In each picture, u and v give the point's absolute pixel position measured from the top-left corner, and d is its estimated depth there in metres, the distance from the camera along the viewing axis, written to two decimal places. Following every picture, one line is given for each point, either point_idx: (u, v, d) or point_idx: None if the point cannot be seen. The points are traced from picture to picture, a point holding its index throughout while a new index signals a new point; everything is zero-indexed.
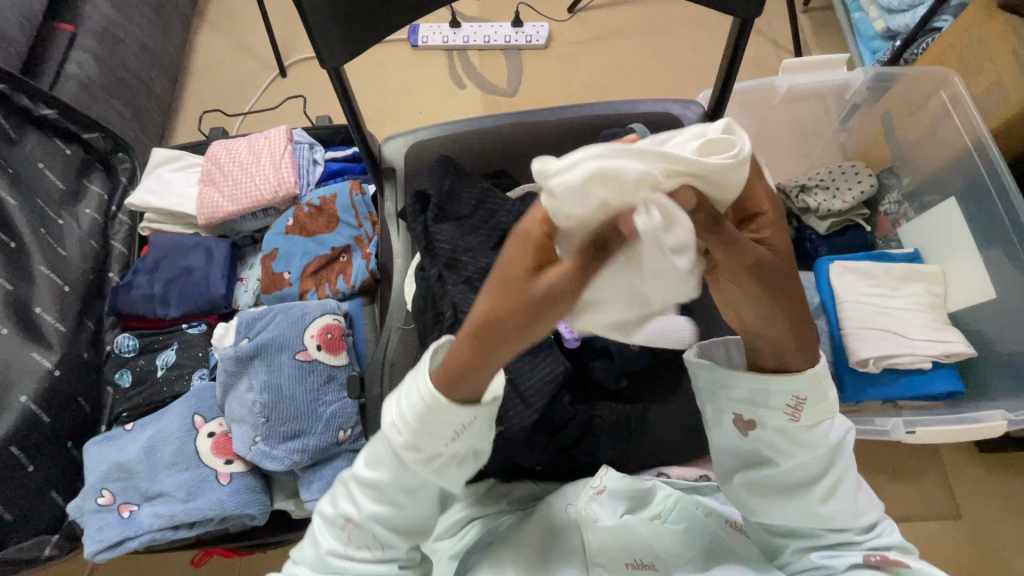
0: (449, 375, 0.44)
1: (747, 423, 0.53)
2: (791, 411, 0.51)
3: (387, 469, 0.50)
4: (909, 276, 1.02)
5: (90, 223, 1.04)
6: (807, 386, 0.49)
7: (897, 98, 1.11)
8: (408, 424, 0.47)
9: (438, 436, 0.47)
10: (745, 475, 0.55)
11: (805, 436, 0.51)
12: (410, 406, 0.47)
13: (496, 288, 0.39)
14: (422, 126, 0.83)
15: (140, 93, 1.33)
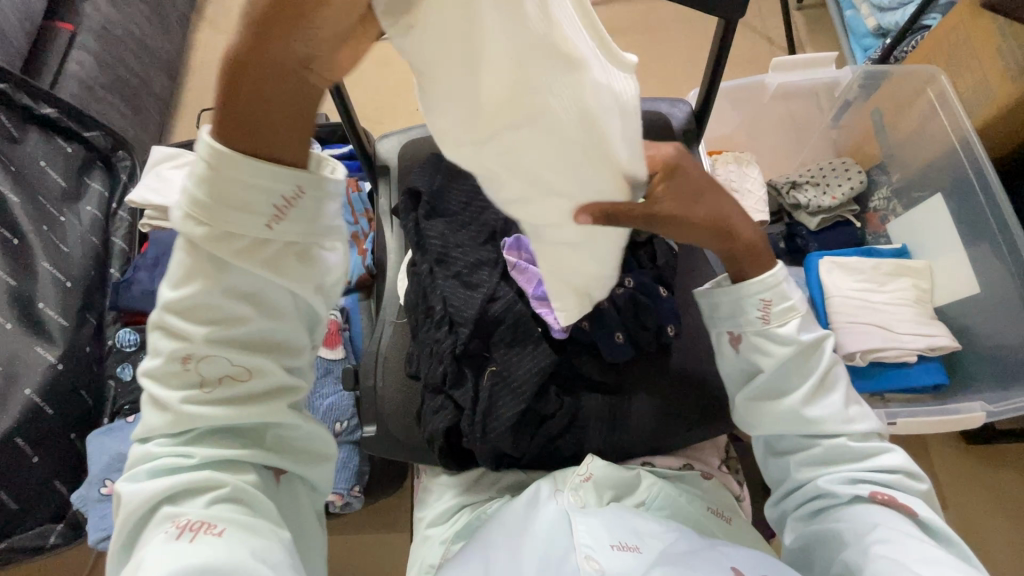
0: (225, 113, 0.41)
1: (736, 338, 0.61)
2: (762, 313, 0.59)
3: (204, 283, 0.46)
4: (896, 271, 1.04)
5: (91, 220, 1.06)
6: (771, 287, 0.58)
7: (885, 95, 1.12)
8: (201, 204, 0.43)
9: (248, 208, 0.43)
10: (745, 390, 0.61)
11: (776, 336, 0.58)
12: (202, 185, 0.43)
13: None
14: (415, 126, 0.85)
15: (139, 93, 1.34)
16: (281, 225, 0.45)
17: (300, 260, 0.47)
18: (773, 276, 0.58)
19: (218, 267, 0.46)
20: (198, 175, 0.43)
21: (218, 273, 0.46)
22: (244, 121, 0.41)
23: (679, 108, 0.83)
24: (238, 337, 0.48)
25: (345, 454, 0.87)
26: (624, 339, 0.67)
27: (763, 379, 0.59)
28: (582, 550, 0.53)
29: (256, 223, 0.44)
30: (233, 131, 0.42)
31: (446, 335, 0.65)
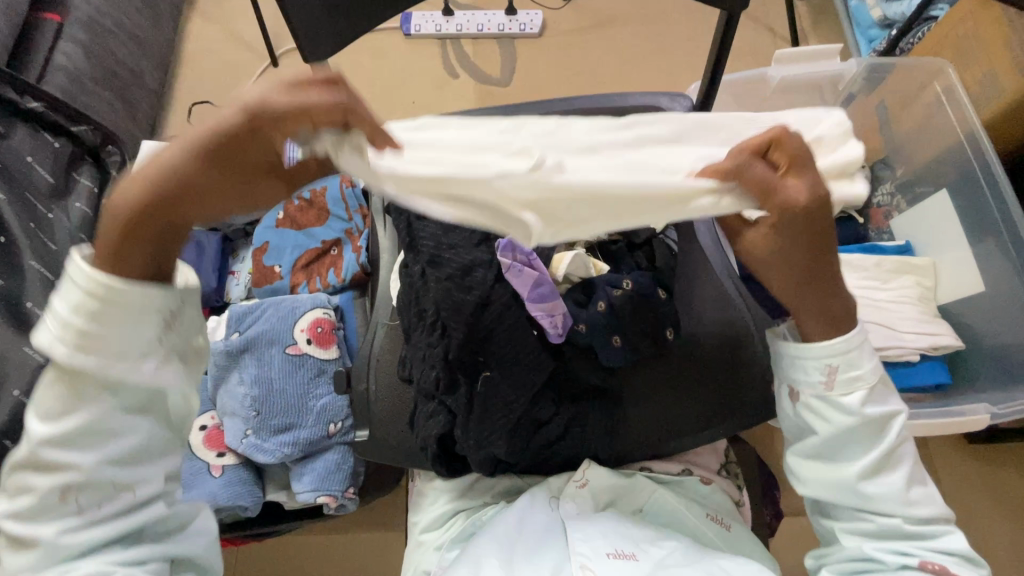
0: (112, 254, 0.44)
1: (794, 394, 0.59)
2: (826, 378, 0.56)
3: (83, 406, 0.46)
4: (900, 268, 1.02)
5: (81, 217, 1.03)
6: (839, 355, 0.55)
7: (890, 88, 1.11)
8: (79, 330, 0.44)
9: (134, 330, 0.46)
10: (800, 449, 0.60)
11: (841, 407, 0.56)
12: (79, 312, 0.44)
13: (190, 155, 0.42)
14: (409, 121, 0.83)
15: (129, 85, 1.32)
16: (169, 333, 0.48)
17: (184, 360, 0.51)
18: (848, 341, 0.55)
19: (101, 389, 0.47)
20: (75, 303, 0.44)
21: (98, 391, 0.47)
22: (128, 256, 0.44)
23: (680, 102, 0.81)
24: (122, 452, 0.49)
25: (338, 456, 0.86)
26: (619, 344, 0.64)
27: (817, 443, 0.57)
28: (578, 558, 0.55)
29: (140, 344, 0.46)
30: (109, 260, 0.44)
31: (439, 340, 0.64)
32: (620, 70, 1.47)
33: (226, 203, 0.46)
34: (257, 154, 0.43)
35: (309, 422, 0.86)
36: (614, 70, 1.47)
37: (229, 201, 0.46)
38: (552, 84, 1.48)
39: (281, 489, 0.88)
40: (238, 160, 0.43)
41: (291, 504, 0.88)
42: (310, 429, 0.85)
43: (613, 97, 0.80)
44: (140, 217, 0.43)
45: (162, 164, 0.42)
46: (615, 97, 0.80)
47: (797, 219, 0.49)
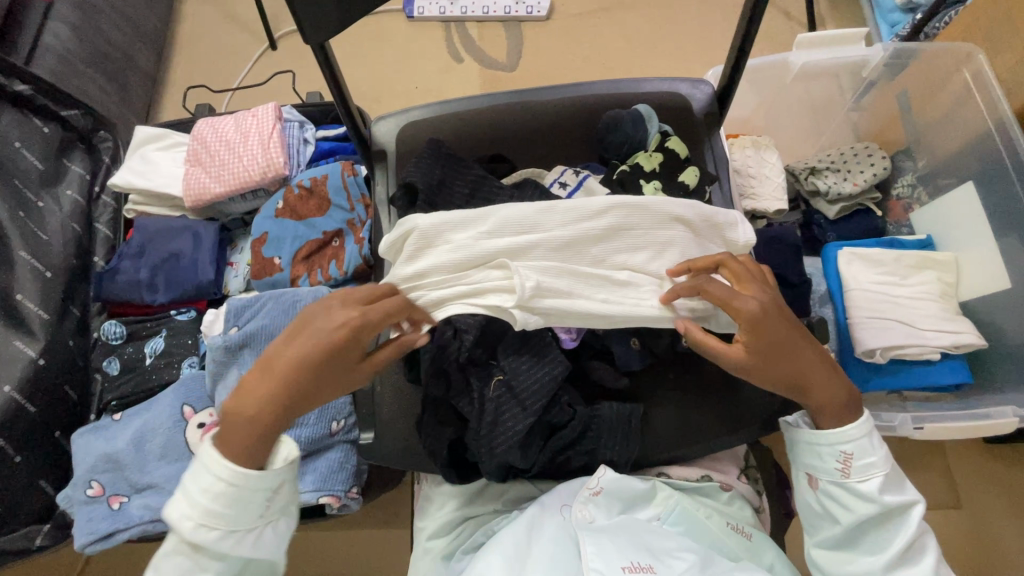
0: (244, 447, 0.55)
1: (814, 482, 0.60)
2: (842, 466, 0.58)
3: (199, 568, 0.55)
4: (921, 264, 0.98)
5: (72, 206, 1.00)
6: (853, 441, 0.57)
7: (914, 75, 1.07)
8: (212, 511, 0.53)
9: (252, 506, 0.55)
10: (820, 540, 0.60)
11: (857, 494, 0.57)
12: (210, 497, 0.53)
13: (301, 349, 0.55)
14: (416, 105, 0.79)
15: (122, 69, 1.27)
16: (272, 511, 0.56)
17: (284, 531, 0.58)
18: (858, 428, 0.58)
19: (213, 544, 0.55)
20: (209, 491, 0.54)
21: (206, 559, 0.55)
22: (256, 450, 0.55)
23: (701, 88, 0.77)
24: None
25: (341, 454, 0.84)
26: (637, 347, 0.62)
27: (839, 533, 0.58)
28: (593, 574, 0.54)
29: (252, 518, 0.55)
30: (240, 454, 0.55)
31: (450, 337, 0.59)
32: (630, 55, 1.42)
33: (325, 395, 0.56)
34: (358, 345, 0.55)
35: (310, 421, 0.83)
36: (624, 55, 1.42)
37: (324, 392, 0.56)
38: (559, 70, 1.43)
39: None
40: (339, 351, 0.55)
41: None
42: (311, 427, 0.82)
43: (630, 83, 0.76)
44: (263, 414, 0.55)
45: (281, 365, 0.55)
46: (632, 82, 0.76)
47: (757, 324, 0.55)
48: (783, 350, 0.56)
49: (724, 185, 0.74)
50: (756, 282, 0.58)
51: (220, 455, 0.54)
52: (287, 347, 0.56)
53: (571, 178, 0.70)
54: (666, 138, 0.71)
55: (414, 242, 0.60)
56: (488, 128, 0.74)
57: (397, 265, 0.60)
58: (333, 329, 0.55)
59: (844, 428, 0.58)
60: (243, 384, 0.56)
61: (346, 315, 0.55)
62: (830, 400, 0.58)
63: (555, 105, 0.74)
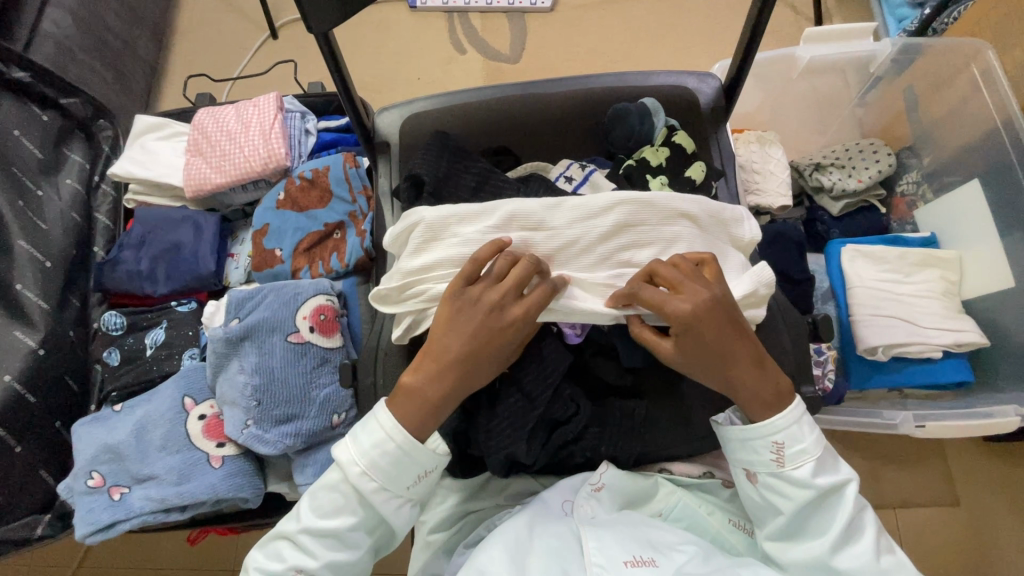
0: (422, 423, 0.56)
1: (751, 475, 0.58)
2: (775, 455, 0.56)
3: (347, 512, 0.56)
4: (924, 261, 0.98)
5: (72, 194, 0.99)
6: (784, 431, 0.55)
7: (922, 70, 1.06)
8: (378, 467, 0.55)
9: (405, 474, 0.56)
10: (767, 533, 0.57)
11: (794, 481, 0.55)
12: (377, 450, 0.55)
13: (471, 330, 0.55)
14: (418, 97, 0.78)
15: (121, 57, 1.26)
16: (418, 485, 0.57)
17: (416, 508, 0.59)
18: (786, 418, 0.56)
19: (366, 503, 0.56)
20: (381, 447, 0.55)
21: (357, 507, 0.56)
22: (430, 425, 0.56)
23: (708, 82, 0.76)
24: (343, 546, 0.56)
25: None
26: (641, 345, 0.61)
27: (783, 523, 0.55)
28: (595, 569, 0.52)
29: (401, 486, 0.56)
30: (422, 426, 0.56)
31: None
32: (634, 48, 1.40)
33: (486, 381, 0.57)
34: (523, 332, 0.56)
35: (312, 413, 0.83)
36: (628, 48, 1.41)
37: (485, 378, 0.56)
38: (563, 62, 1.41)
39: (283, 481, 0.86)
40: (505, 339, 0.55)
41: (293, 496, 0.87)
42: (313, 420, 0.82)
43: (636, 76, 0.75)
44: (430, 401, 0.55)
45: (446, 354, 0.55)
46: (638, 76, 0.75)
47: (687, 325, 0.53)
48: (716, 346, 0.54)
49: (730, 181, 0.73)
50: (696, 282, 0.55)
51: (401, 425, 0.55)
52: (453, 338, 0.55)
53: (577, 172, 0.70)
54: (672, 132, 0.71)
55: (421, 234, 0.59)
56: (493, 121, 0.73)
57: (404, 257, 0.60)
58: (498, 316, 0.55)
59: (774, 423, 0.56)
60: (417, 359, 0.57)
61: (516, 303, 0.56)
62: (759, 397, 0.56)
63: (560, 97, 0.73)
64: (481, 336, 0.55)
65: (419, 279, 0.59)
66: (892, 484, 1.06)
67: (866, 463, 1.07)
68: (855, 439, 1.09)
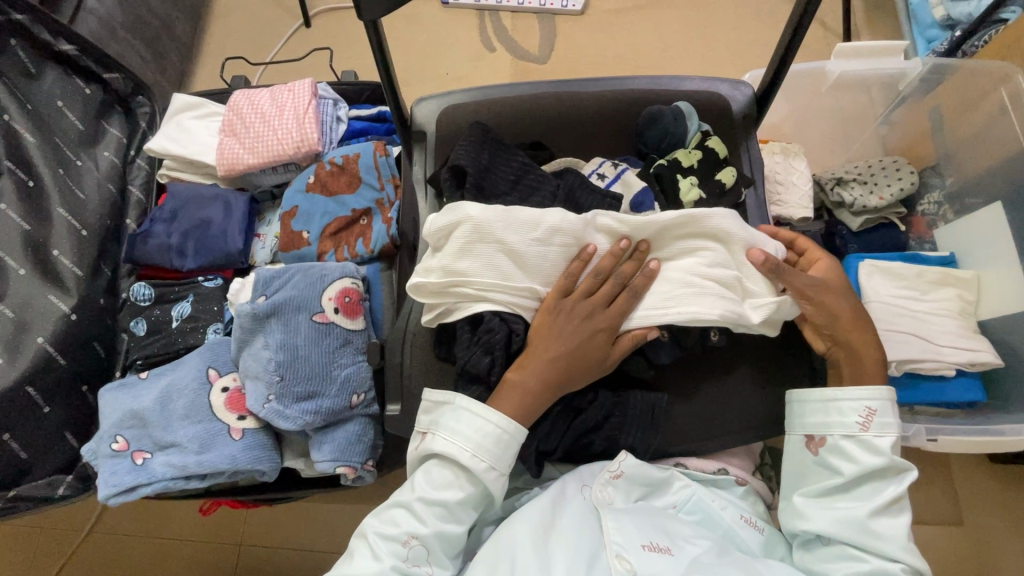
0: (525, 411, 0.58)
1: (818, 441, 0.60)
2: (862, 421, 0.58)
3: (456, 485, 0.58)
4: (942, 280, 0.99)
5: (109, 166, 1.02)
6: (881, 399, 0.58)
7: (950, 92, 1.07)
8: (485, 447, 0.57)
9: (509, 454, 0.58)
10: (806, 489, 0.60)
11: (871, 448, 0.57)
12: (484, 434, 0.57)
13: (569, 329, 0.60)
14: (456, 89, 0.80)
15: (160, 36, 1.29)
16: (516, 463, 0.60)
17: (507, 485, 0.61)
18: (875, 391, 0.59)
19: (473, 478, 0.58)
20: (483, 428, 0.58)
21: (466, 481, 0.58)
22: (530, 417, 0.59)
23: (741, 90, 0.77)
24: (450, 519, 0.58)
25: (360, 427, 0.85)
26: (667, 339, 0.62)
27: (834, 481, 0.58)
28: (613, 548, 0.56)
29: (504, 464, 0.58)
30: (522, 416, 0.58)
31: (499, 326, 0.60)
32: (662, 55, 1.42)
33: (577, 384, 0.60)
34: (613, 339, 0.60)
35: (332, 392, 0.84)
36: (656, 54, 1.42)
37: (583, 383, 0.60)
38: (590, 65, 1.43)
39: (299, 457, 0.88)
40: (597, 348, 0.60)
41: (308, 472, 0.88)
42: (333, 399, 0.84)
43: (670, 80, 0.76)
44: (534, 396, 0.58)
45: (546, 353, 0.59)
46: (672, 80, 0.77)
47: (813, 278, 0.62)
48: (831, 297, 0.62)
49: (759, 189, 0.74)
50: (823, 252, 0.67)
51: (498, 412, 0.58)
52: (557, 335, 0.59)
53: (610, 170, 0.71)
54: (706, 137, 0.72)
55: (465, 235, 0.60)
56: (529, 116, 0.75)
57: (447, 253, 0.60)
58: (593, 325, 0.60)
59: (872, 388, 0.59)
60: (519, 356, 0.61)
61: (606, 314, 0.60)
62: (869, 351, 0.61)
63: (595, 97, 0.75)
64: (582, 339, 0.59)
65: (460, 280, 0.60)
66: None
67: None
68: None
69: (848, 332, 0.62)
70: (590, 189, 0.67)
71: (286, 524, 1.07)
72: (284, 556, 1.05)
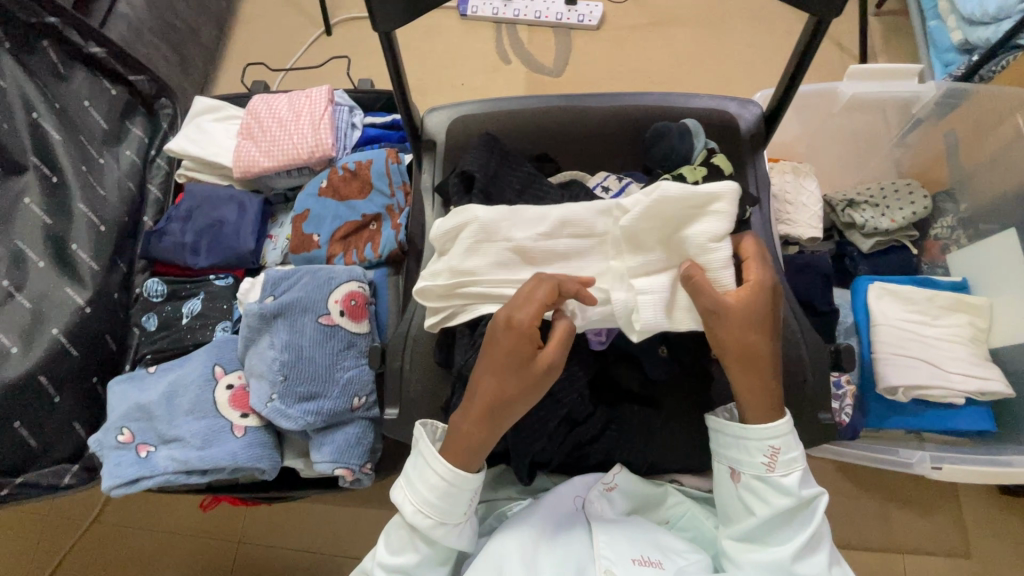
0: (470, 450, 0.57)
1: (734, 475, 0.59)
2: (768, 460, 0.57)
3: (412, 547, 0.59)
4: (953, 306, 0.97)
5: (129, 165, 1.05)
6: (784, 437, 0.57)
7: (965, 117, 1.06)
8: (432, 504, 0.57)
9: (458, 503, 0.58)
10: (732, 531, 0.59)
11: (779, 487, 0.56)
12: (430, 487, 0.57)
13: (486, 361, 0.56)
14: (468, 100, 0.81)
15: (185, 42, 1.33)
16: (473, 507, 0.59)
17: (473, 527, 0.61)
18: (785, 426, 0.57)
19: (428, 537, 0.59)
20: (427, 486, 0.58)
21: (421, 539, 0.59)
22: (479, 450, 0.57)
23: (750, 109, 0.77)
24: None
25: (360, 430, 0.86)
26: (665, 354, 0.65)
27: (753, 524, 0.57)
28: (602, 562, 0.56)
29: (457, 514, 0.58)
30: (467, 454, 0.57)
31: None
32: (676, 71, 1.43)
33: (523, 408, 0.56)
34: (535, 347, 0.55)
35: (333, 394, 0.85)
36: (670, 71, 1.43)
37: (522, 400, 0.55)
38: (603, 80, 1.44)
39: (299, 457, 0.89)
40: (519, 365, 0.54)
41: (307, 472, 0.89)
42: (334, 401, 0.85)
43: (680, 97, 0.77)
44: (472, 445, 0.56)
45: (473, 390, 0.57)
46: (682, 97, 0.77)
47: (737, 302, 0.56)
48: (755, 319, 0.56)
49: (764, 208, 0.75)
50: (769, 265, 0.60)
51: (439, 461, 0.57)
52: (478, 371, 0.56)
53: (615, 183, 0.72)
54: (712, 154, 0.73)
55: (473, 234, 0.62)
56: (537, 128, 0.76)
57: (454, 254, 0.63)
58: (511, 340, 0.54)
59: (775, 424, 0.57)
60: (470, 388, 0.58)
61: (519, 329, 0.54)
62: (753, 385, 0.57)
63: (603, 111, 0.76)
64: (501, 368, 0.55)
65: (469, 279, 0.62)
66: (901, 528, 1.05)
67: (876, 503, 1.06)
68: (868, 479, 1.08)
69: (739, 370, 0.57)
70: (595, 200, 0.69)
71: (283, 522, 1.08)
72: (280, 555, 1.06)
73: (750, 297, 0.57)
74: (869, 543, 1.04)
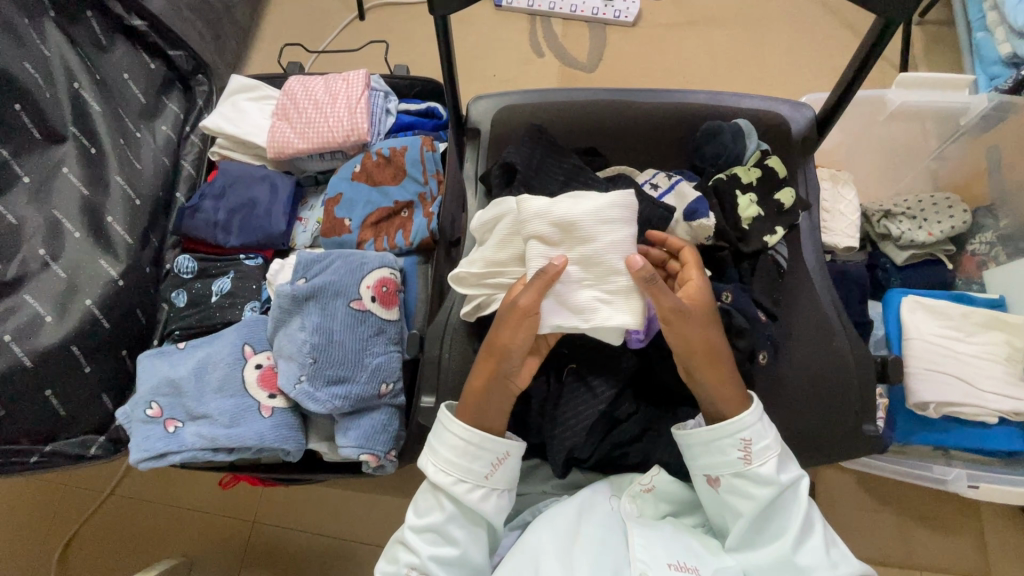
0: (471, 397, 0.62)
1: (714, 479, 0.59)
2: (742, 451, 0.58)
3: (439, 509, 0.60)
4: (991, 323, 0.95)
5: (165, 139, 1.05)
6: (751, 427, 0.58)
7: (1010, 132, 1.03)
8: (451, 459, 0.60)
9: (479, 460, 0.60)
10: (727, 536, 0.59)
11: (759, 479, 0.57)
12: (450, 447, 0.60)
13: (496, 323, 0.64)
14: (513, 90, 0.80)
15: (221, 19, 1.32)
16: (496, 474, 0.61)
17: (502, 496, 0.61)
18: (753, 415, 0.58)
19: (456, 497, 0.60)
20: (448, 444, 0.61)
21: (446, 500, 0.60)
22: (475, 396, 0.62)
23: (802, 112, 0.76)
24: (446, 540, 0.59)
25: (386, 416, 0.86)
26: None
27: (744, 524, 0.57)
28: (638, 564, 0.56)
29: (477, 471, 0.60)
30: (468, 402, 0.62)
31: None
32: (711, 72, 1.41)
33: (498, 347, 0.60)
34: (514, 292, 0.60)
35: (362, 378, 0.85)
36: (705, 72, 1.41)
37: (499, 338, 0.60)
38: (636, 78, 1.43)
39: (323, 440, 0.89)
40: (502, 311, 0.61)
41: (331, 456, 0.89)
42: (362, 385, 0.84)
43: (730, 97, 0.76)
44: (476, 392, 0.61)
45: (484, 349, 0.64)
46: (732, 97, 0.76)
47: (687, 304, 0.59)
48: (701, 320, 0.58)
49: (812, 214, 0.75)
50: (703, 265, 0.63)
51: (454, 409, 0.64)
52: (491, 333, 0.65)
53: (664, 180, 0.71)
54: (765, 156, 0.72)
55: (507, 226, 0.63)
56: (584, 122, 0.75)
57: (489, 246, 0.64)
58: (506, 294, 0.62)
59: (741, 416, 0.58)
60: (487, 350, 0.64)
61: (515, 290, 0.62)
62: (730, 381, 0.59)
63: (651, 108, 0.74)
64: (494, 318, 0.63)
65: (497, 271, 0.64)
66: (921, 544, 1.04)
67: (897, 518, 1.05)
68: (890, 493, 1.07)
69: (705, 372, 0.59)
70: (643, 196, 0.68)
71: (301, 504, 1.08)
72: (296, 536, 1.06)
73: (699, 296, 0.59)
74: (887, 558, 1.03)
